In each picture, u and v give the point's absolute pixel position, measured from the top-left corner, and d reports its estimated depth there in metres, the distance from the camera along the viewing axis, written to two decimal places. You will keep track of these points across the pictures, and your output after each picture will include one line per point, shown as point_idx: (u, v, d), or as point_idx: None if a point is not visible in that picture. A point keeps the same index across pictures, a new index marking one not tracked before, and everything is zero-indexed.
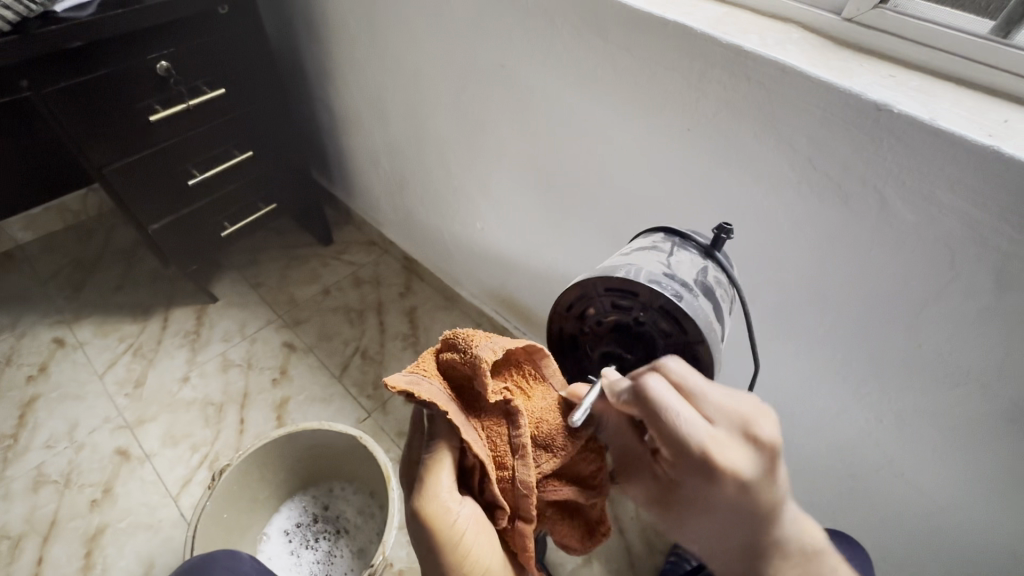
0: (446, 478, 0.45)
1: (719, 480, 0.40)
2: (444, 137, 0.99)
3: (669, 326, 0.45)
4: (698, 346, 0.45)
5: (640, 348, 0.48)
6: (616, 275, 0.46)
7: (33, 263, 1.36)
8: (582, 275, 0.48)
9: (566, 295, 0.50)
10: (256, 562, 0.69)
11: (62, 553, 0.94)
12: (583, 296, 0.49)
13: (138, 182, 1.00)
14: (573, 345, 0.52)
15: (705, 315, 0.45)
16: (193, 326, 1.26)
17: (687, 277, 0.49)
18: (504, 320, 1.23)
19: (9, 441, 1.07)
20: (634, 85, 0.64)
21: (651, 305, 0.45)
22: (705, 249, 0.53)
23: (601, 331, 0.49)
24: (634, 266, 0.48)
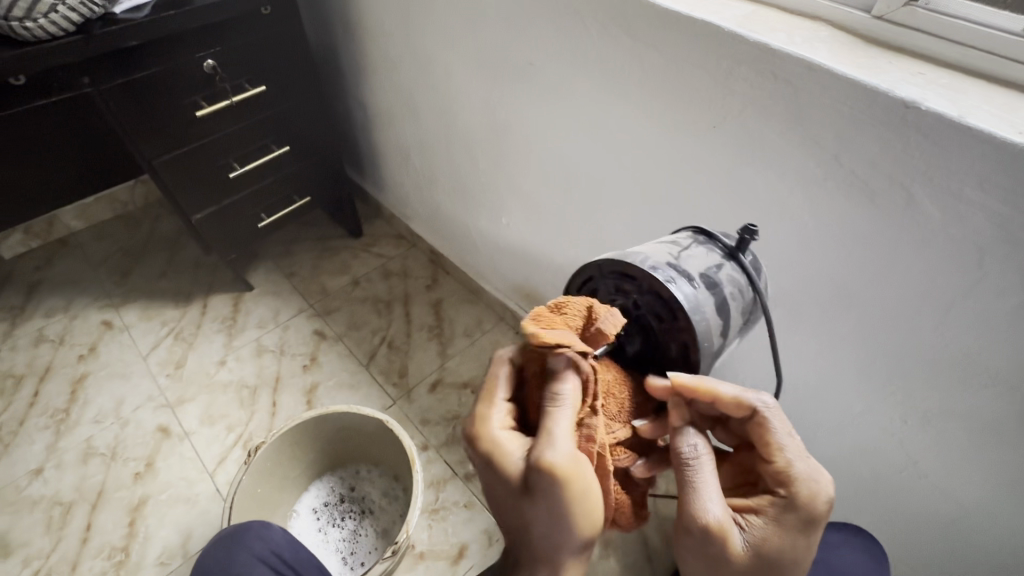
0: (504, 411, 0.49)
1: (816, 521, 0.47)
2: (473, 133, 1.02)
3: (664, 312, 0.46)
4: (689, 334, 0.46)
5: (639, 334, 0.49)
6: (618, 260, 0.48)
7: (85, 250, 1.44)
8: (590, 258, 0.50)
9: (575, 277, 0.52)
10: (290, 533, 0.72)
11: (108, 521, 1.00)
12: (591, 278, 0.50)
13: (183, 175, 1.06)
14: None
15: (698, 306, 0.46)
16: (230, 313, 1.32)
17: (692, 269, 0.49)
18: (527, 314, 1.25)
19: (62, 414, 1.14)
20: (660, 82, 0.66)
21: (648, 290, 0.47)
22: (728, 250, 0.53)
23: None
24: (641, 254, 0.49)
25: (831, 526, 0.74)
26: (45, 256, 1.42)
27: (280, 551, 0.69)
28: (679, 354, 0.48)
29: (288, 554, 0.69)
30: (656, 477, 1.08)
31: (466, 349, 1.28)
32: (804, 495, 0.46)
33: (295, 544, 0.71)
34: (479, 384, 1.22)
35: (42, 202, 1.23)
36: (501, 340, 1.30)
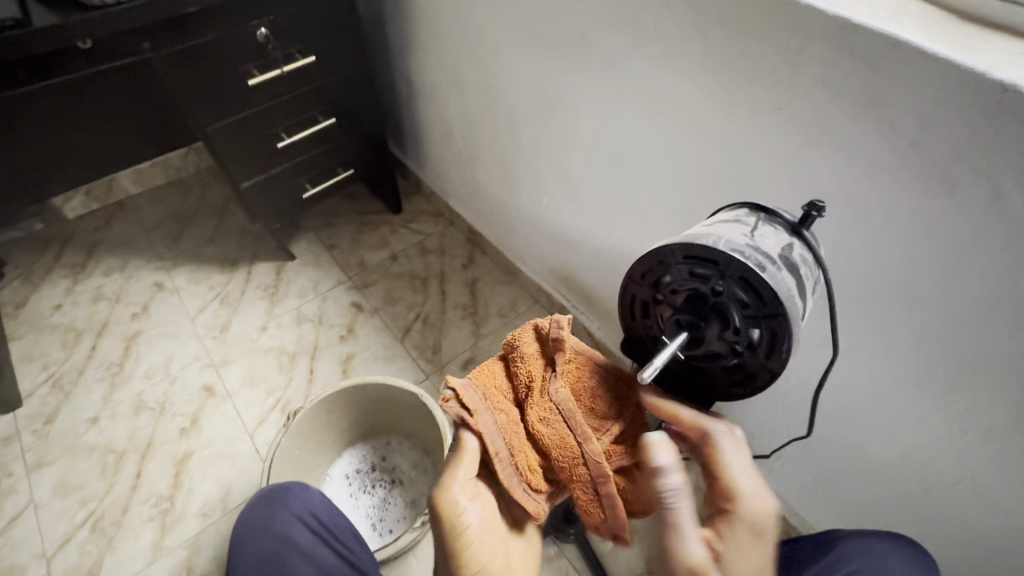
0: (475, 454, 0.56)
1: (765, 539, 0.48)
2: (519, 110, 1.00)
3: (748, 297, 0.44)
4: (779, 318, 0.43)
5: (715, 320, 0.46)
6: (694, 243, 0.45)
7: (140, 213, 1.50)
8: (659, 241, 0.47)
9: (642, 261, 0.48)
10: (326, 497, 0.76)
11: (156, 471, 1.06)
12: (658, 262, 0.47)
13: (233, 143, 1.08)
14: (643, 313, 0.51)
15: (787, 288, 0.43)
16: (273, 281, 1.36)
17: (771, 251, 0.46)
18: (563, 298, 1.25)
19: (116, 368, 1.20)
20: (723, 59, 0.62)
21: (729, 273, 0.44)
22: (793, 226, 0.50)
23: (675, 300, 0.47)
24: (715, 235, 0.46)
25: (876, 535, 0.66)
26: (103, 218, 1.48)
27: (317, 511, 0.73)
28: (763, 340, 0.45)
29: (323, 515, 0.73)
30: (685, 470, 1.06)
31: (499, 330, 1.28)
32: (751, 513, 0.48)
33: (330, 507, 0.75)
34: None
35: (102, 165, 1.27)
36: None
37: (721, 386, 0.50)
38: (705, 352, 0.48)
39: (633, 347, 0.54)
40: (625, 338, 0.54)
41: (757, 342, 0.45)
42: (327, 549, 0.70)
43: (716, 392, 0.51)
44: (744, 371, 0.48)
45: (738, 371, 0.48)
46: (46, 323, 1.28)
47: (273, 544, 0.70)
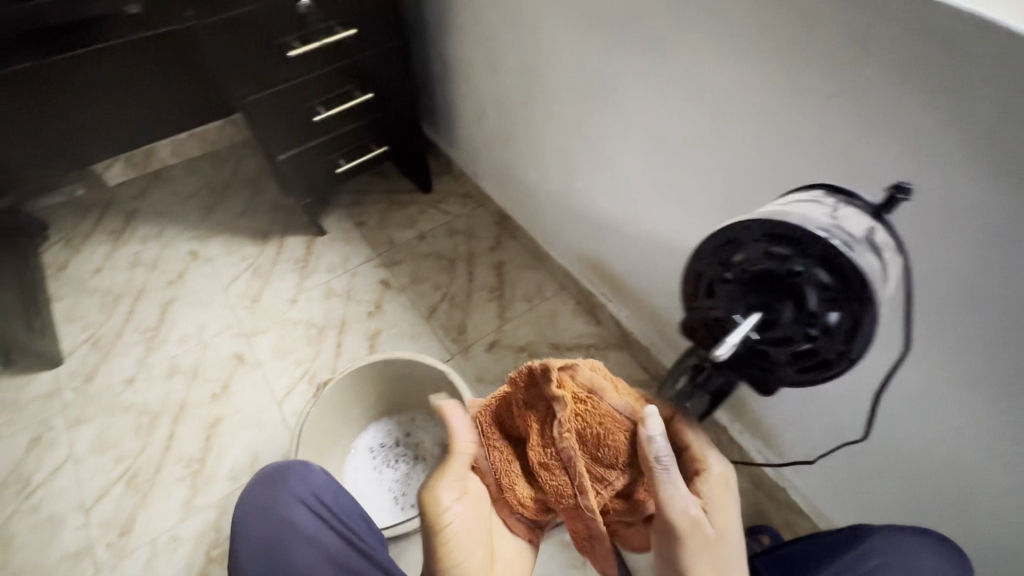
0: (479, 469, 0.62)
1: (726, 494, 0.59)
2: (557, 90, 0.97)
3: (831, 278, 0.42)
4: (863, 301, 0.41)
5: (791, 302, 0.44)
6: (774, 220, 0.43)
7: (176, 183, 1.52)
8: (733, 218, 0.45)
9: (716, 236, 0.47)
10: (330, 475, 0.75)
11: (187, 433, 1.08)
12: (732, 240, 0.46)
13: (271, 114, 1.09)
14: (709, 292, 0.49)
15: (874, 271, 0.42)
16: (303, 255, 1.38)
17: (855, 231, 0.45)
18: (590, 285, 1.24)
19: (152, 332, 1.23)
20: (783, 39, 0.59)
21: (812, 253, 0.42)
22: (874, 210, 0.49)
23: (746, 280, 0.46)
24: (795, 213, 0.45)
25: (907, 530, 0.66)
26: (141, 186, 1.51)
27: (319, 491, 0.72)
28: (842, 325, 0.43)
29: (327, 498, 0.71)
30: None
31: (525, 314, 1.28)
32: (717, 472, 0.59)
33: (334, 485, 0.74)
34: (535, 349, 1.22)
35: (143, 134, 1.29)
36: (560, 309, 1.28)
37: (790, 373, 0.48)
38: (775, 336, 0.46)
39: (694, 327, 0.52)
40: (685, 318, 0.52)
41: (835, 326, 0.43)
42: (331, 531, 0.69)
43: (781, 380, 0.49)
44: (817, 357, 0.46)
45: (810, 357, 0.46)
46: (86, 285, 1.31)
47: (275, 526, 0.68)
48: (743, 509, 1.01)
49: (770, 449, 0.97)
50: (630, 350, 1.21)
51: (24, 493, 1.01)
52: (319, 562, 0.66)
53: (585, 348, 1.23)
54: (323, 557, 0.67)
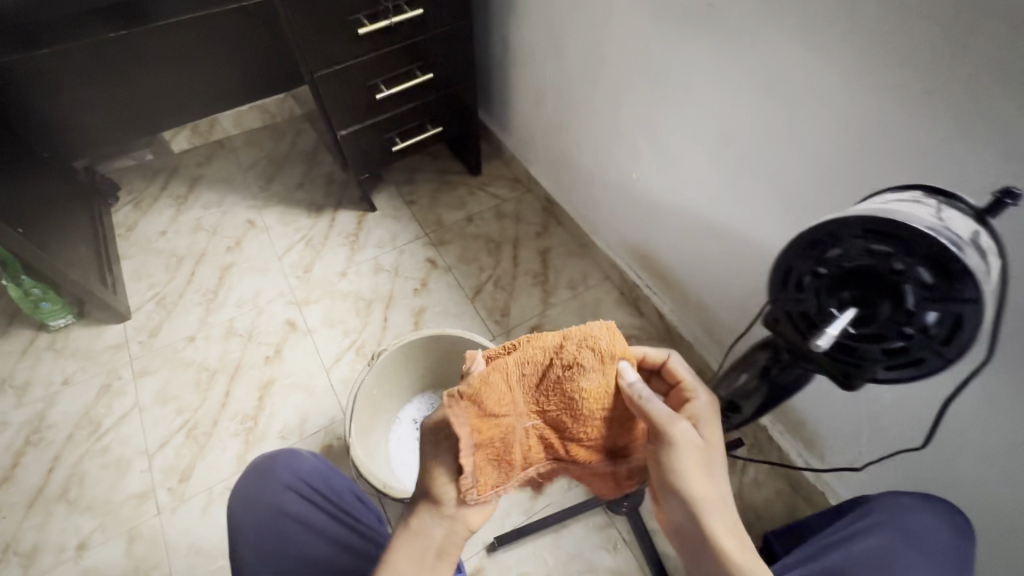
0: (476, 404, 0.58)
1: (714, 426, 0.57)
2: (621, 76, 0.97)
3: (936, 278, 0.41)
4: (968, 303, 0.41)
5: (889, 299, 0.44)
6: (878, 216, 0.43)
7: (237, 153, 1.58)
8: (832, 214, 0.45)
9: (811, 232, 0.47)
10: (318, 459, 0.76)
11: (243, 392, 1.14)
12: (830, 235, 0.46)
13: (337, 90, 1.12)
14: (798, 285, 0.50)
15: (984, 273, 0.41)
16: (354, 229, 1.41)
17: (961, 232, 0.43)
18: (637, 276, 1.24)
19: (212, 294, 1.29)
20: (873, 35, 0.58)
21: (917, 252, 0.41)
22: (978, 215, 0.47)
23: (841, 275, 0.46)
24: (899, 210, 0.44)
25: (906, 493, 0.68)
26: (205, 154, 1.57)
27: (307, 476, 0.74)
28: (941, 324, 0.43)
29: (315, 483, 0.73)
30: (746, 461, 1.05)
31: (568, 300, 1.29)
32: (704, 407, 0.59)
33: (321, 469, 0.75)
34: None
35: (210, 105, 1.34)
36: (604, 299, 1.29)
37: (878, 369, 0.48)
38: (869, 332, 0.46)
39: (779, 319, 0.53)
40: (770, 309, 0.53)
41: (933, 326, 0.43)
42: (321, 513, 0.71)
43: (868, 375, 0.49)
44: (910, 355, 0.46)
45: (903, 354, 0.46)
46: (152, 246, 1.38)
47: (267, 516, 0.69)
48: (779, 511, 1.01)
49: (812, 452, 0.97)
50: (672, 343, 1.21)
51: (94, 435, 1.08)
52: (316, 544, 0.68)
53: (627, 339, 1.23)
54: (319, 537, 0.69)
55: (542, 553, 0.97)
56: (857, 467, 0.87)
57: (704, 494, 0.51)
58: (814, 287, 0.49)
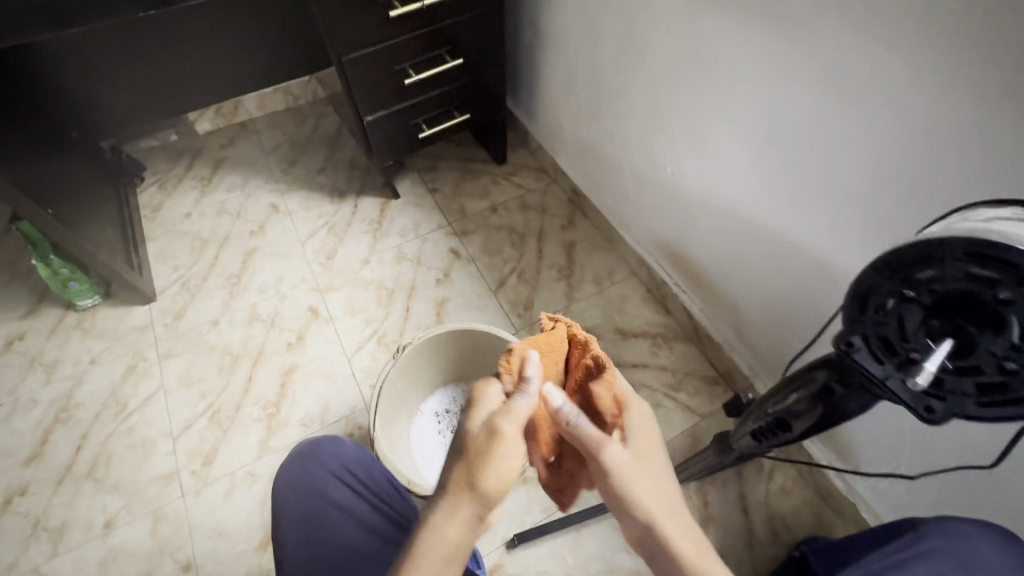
0: (529, 404, 0.52)
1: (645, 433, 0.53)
2: (660, 66, 0.92)
3: None
4: None
5: (993, 327, 0.40)
6: (985, 239, 0.39)
7: (260, 135, 1.56)
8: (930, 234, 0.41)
9: (903, 250, 0.42)
10: (361, 449, 0.75)
11: (265, 378, 1.14)
12: (925, 256, 0.41)
13: (365, 75, 1.09)
14: (878, 309, 0.44)
15: None
16: (377, 217, 1.40)
17: None
18: (665, 273, 1.21)
19: (235, 279, 1.29)
20: (951, 30, 0.54)
21: None
22: None
23: (936, 299, 0.42)
24: (1006, 231, 0.40)
25: (958, 518, 0.62)
26: (228, 136, 1.56)
27: (349, 466, 0.73)
28: None
29: (359, 471, 0.73)
30: (773, 467, 1.03)
31: (592, 296, 1.26)
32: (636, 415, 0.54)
33: (363, 459, 0.74)
34: (601, 333, 1.21)
35: (235, 87, 1.32)
36: (629, 295, 1.26)
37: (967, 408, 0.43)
38: (967, 364, 0.41)
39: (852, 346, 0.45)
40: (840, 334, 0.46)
41: None
42: (363, 502, 0.71)
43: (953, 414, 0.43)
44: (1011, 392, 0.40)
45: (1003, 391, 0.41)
46: (177, 228, 1.38)
47: (312, 501, 0.70)
48: (805, 519, 0.99)
49: (845, 461, 0.94)
50: (699, 344, 1.18)
51: (120, 415, 1.10)
52: (356, 533, 0.69)
53: (652, 337, 1.21)
54: (356, 525, 0.69)
55: (563, 552, 0.96)
56: (910, 476, 0.81)
57: (651, 518, 0.49)
58: (898, 309, 0.43)
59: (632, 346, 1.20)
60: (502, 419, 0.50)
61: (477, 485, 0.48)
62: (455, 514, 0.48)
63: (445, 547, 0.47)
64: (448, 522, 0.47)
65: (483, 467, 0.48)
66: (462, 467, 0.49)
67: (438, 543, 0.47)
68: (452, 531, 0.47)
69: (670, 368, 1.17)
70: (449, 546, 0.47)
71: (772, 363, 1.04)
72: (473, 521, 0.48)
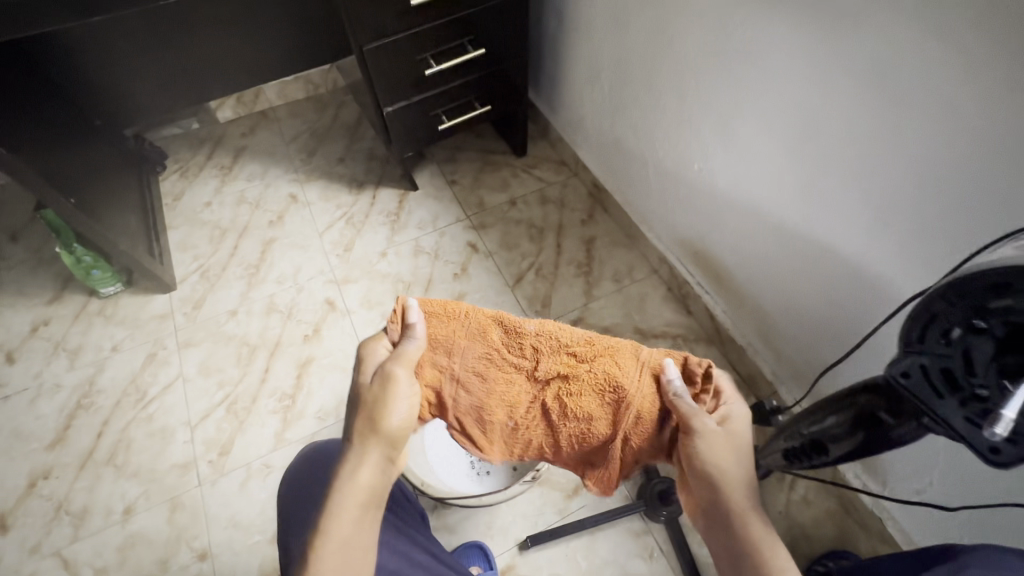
0: (417, 347, 0.63)
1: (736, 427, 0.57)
2: (689, 58, 0.88)
3: None
4: None
5: None
6: None
7: (280, 124, 1.56)
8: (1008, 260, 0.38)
9: (975, 276, 0.39)
10: None
11: (282, 369, 1.15)
12: (1000, 285, 0.38)
13: (385, 64, 1.07)
14: (944, 337, 0.41)
15: None
16: (395, 208, 1.38)
17: None
18: (688, 272, 1.18)
19: (254, 269, 1.29)
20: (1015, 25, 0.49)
21: None
22: None
23: (1012, 334, 0.38)
24: None
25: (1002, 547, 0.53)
26: (249, 125, 1.56)
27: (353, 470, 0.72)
28: None
29: None
30: (795, 477, 0.99)
31: (612, 294, 1.23)
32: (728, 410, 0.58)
33: None
34: (620, 332, 1.19)
35: (255, 76, 1.31)
36: (650, 294, 1.23)
37: None
38: None
39: (907, 374, 0.41)
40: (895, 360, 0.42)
41: None
42: None
43: None
44: None
45: None
46: (197, 217, 1.39)
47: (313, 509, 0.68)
48: (827, 532, 0.95)
49: (870, 476, 0.90)
50: (722, 346, 1.14)
51: (141, 403, 1.11)
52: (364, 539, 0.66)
53: (673, 339, 1.17)
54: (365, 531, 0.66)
55: (576, 556, 0.95)
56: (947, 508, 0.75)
57: (742, 502, 0.51)
58: (966, 342, 0.40)
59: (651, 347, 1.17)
60: (393, 363, 0.61)
61: (381, 426, 0.57)
62: (365, 460, 0.56)
63: (360, 487, 0.54)
64: (362, 468, 0.55)
65: (382, 408, 0.58)
66: (363, 415, 0.58)
67: (352, 484, 0.54)
68: (367, 474, 0.55)
69: None
70: (363, 487, 0.54)
71: (798, 370, 1.00)
72: (383, 461, 0.57)
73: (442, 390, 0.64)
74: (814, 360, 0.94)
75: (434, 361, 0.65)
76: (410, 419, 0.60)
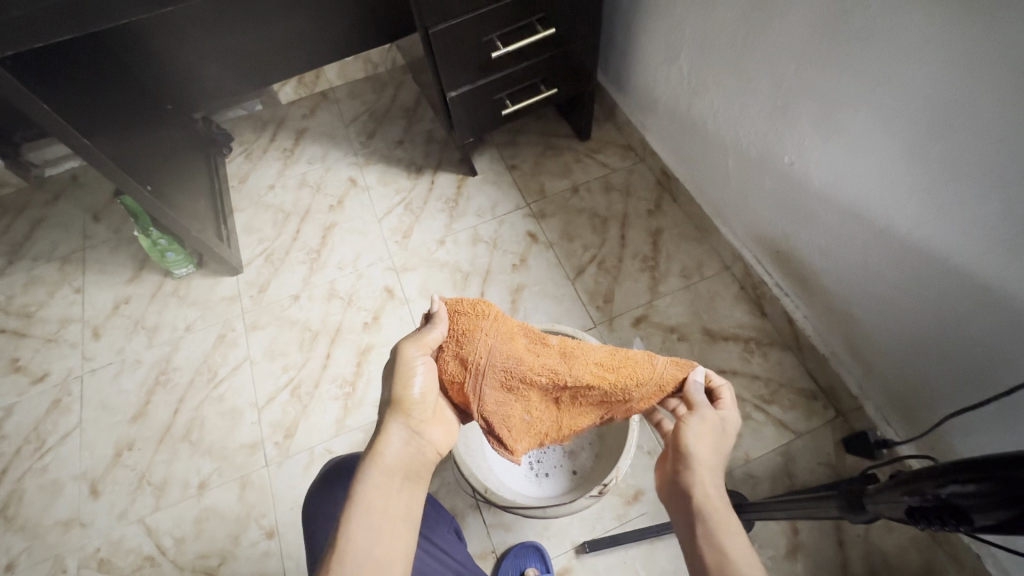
0: (435, 334, 0.63)
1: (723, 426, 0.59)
2: (791, 40, 0.78)
3: None
4: None
5: None
6: None
7: (340, 105, 1.55)
8: None
9: None
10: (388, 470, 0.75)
11: (342, 355, 1.16)
12: None
13: (451, 47, 1.02)
14: None
15: None
16: (453, 194, 1.36)
17: None
18: (764, 272, 1.09)
19: (315, 254, 1.31)
20: None
21: None
22: None
23: None
24: None
25: None
26: (310, 106, 1.56)
27: None
28: None
29: None
30: None
31: (679, 290, 1.17)
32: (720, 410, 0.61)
33: None
34: (686, 332, 1.12)
35: (317, 58, 1.29)
36: (720, 293, 1.15)
37: None
38: None
39: None
40: None
41: None
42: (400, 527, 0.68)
43: None
44: None
45: None
46: (262, 200, 1.41)
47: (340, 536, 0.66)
48: (912, 562, 0.88)
49: None
50: (799, 352, 1.07)
51: (212, 382, 1.16)
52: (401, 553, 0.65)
53: (744, 341, 1.10)
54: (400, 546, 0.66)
55: (634, 563, 0.92)
56: None
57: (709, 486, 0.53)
58: None
59: (720, 350, 1.10)
60: (406, 340, 0.61)
61: (397, 400, 0.59)
62: (389, 431, 0.57)
63: (382, 459, 0.55)
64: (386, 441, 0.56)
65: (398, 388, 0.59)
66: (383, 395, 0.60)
67: (377, 458, 0.55)
68: (390, 446, 0.56)
69: (763, 378, 1.07)
70: (388, 460, 0.55)
71: (892, 389, 0.91)
72: (407, 433, 0.58)
73: (466, 382, 0.63)
74: (917, 383, 0.85)
75: (458, 355, 0.63)
76: (427, 394, 0.61)
